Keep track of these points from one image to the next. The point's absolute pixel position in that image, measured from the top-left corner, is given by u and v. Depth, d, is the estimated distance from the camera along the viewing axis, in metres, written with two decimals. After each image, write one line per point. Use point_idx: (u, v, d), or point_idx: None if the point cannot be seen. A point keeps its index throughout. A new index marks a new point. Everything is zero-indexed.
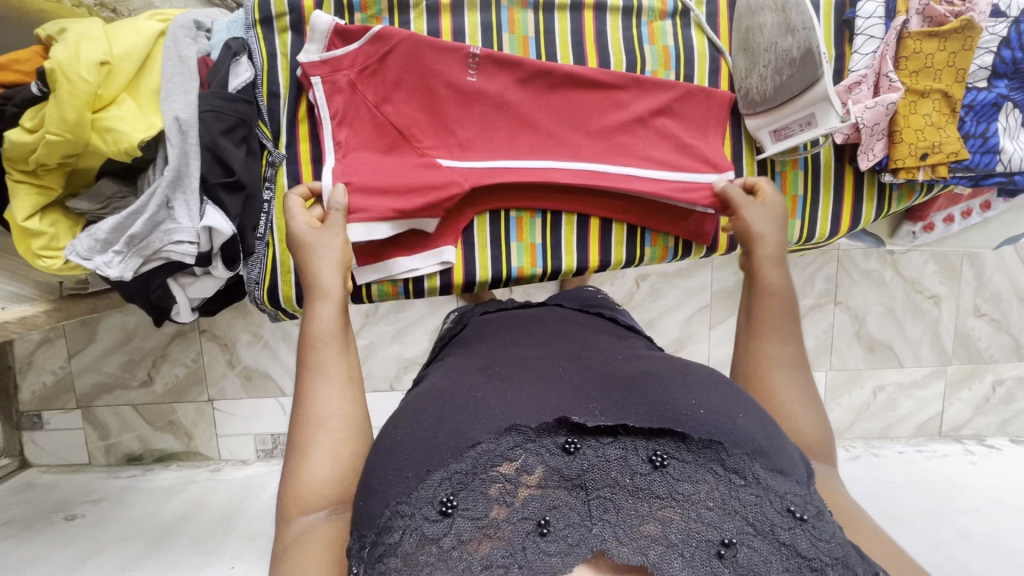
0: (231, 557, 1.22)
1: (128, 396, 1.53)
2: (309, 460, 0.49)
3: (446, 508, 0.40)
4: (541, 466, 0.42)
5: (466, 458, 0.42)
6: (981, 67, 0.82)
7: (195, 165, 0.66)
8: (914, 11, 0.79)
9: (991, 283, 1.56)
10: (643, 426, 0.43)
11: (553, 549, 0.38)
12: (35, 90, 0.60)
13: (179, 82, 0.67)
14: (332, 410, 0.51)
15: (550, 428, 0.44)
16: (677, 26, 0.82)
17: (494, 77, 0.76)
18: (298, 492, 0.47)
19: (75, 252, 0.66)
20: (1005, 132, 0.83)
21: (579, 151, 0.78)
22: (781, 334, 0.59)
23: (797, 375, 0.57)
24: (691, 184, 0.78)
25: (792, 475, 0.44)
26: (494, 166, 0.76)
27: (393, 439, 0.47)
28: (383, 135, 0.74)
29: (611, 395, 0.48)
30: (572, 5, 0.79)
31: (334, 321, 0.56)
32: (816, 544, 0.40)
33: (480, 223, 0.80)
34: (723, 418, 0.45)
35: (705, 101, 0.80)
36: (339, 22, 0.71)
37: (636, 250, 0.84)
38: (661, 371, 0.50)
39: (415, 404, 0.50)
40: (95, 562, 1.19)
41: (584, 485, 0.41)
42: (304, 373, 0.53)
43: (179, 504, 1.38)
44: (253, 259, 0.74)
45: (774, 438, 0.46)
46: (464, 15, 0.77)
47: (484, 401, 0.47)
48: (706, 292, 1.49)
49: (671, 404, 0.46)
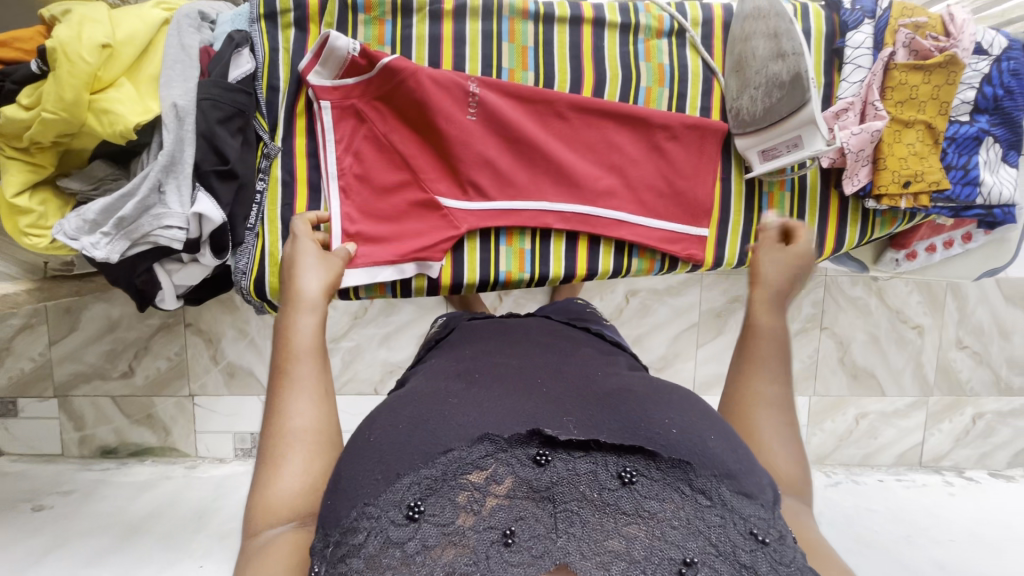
0: (201, 555, 1.20)
1: (108, 387, 1.51)
2: (279, 471, 0.48)
3: (413, 513, 0.39)
4: (511, 476, 0.41)
5: (437, 464, 0.41)
6: (964, 101, 0.85)
7: (189, 152, 0.67)
8: (901, 43, 0.82)
9: (973, 315, 1.58)
10: (616, 442, 0.43)
11: (516, 559, 0.37)
12: (35, 68, 0.61)
13: (179, 69, 0.67)
14: (304, 424, 0.50)
15: (522, 439, 0.42)
16: (672, 46, 0.84)
17: (495, 112, 0.77)
18: (264, 504, 0.46)
19: (61, 232, 0.66)
20: (985, 165, 0.87)
21: (576, 194, 0.81)
22: (770, 367, 0.60)
23: (783, 419, 0.57)
24: (677, 235, 0.85)
25: (757, 498, 0.43)
26: (494, 207, 0.79)
27: (366, 440, 0.46)
28: (389, 164, 0.77)
29: (585, 409, 0.48)
30: (572, 19, 0.81)
31: (314, 333, 0.56)
32: (775, 567, 0.39)
33: (471, 245, 0.81)
34: (696, 439, 0.44)
35: (698, 140, 0.83)
36: (354, 53, 0.71)
37: (624, 261, 0.85)
38: (637, 391, 0.50)
39: (391, 407, 0.50)
40: (60, 555, 1.16)
41: (552, 497, 0.40)
42: (278, 385, 0.52)
43: (151, 500, 1.35)
44: (242, 250, 0.74)
45: (745, 462, 0.45)
46: (466, 22, 0.78)
47: (459, 408, 0.46)
48: (695, 312, 1.50)
49: (643, 420, 0.46)
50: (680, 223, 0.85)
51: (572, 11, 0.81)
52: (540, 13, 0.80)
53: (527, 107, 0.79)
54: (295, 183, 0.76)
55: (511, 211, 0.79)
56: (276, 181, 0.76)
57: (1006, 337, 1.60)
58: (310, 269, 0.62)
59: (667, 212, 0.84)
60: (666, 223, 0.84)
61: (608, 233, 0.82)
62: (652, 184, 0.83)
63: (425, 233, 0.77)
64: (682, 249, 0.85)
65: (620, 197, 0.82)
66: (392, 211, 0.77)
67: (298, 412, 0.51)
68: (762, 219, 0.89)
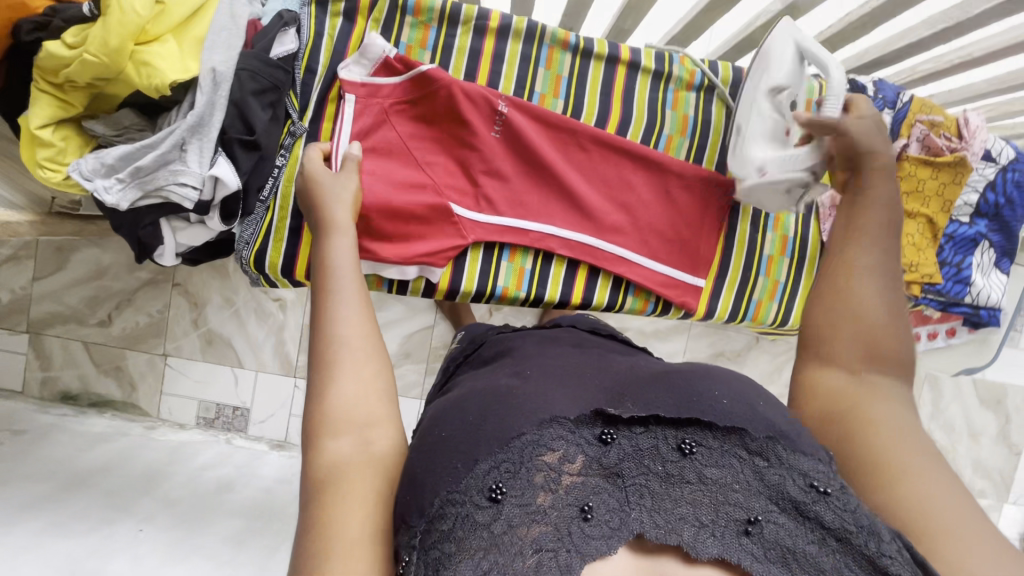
0: (144, 519, 1.16)
1: (82, 332, 1.51)
2: (331, 384, 0.46)
3: (495, 495, 0.39)
4: (581, 456, 0.42)
5: (513, 448, 0.41)
6: (967, 204, 0.90)
7: (218, 117, 0.67)
8: (915, 137, 0.85)
9: (946, 412, 1.62)
10: (675, 416, 0.43)
11: (596, 533, 0.39)
12: (86, 11, 0.62)
13: (225, 37, 0.68)
14: (350, 330, 0.49)
15: (586, 419, 0.43)
16: (699, 99, 0.86)
17: (520, 133, 0.79)
18: (321, 417, 0.45)
19: (77, 170, 0.66)
20: (978, 267, 0.92)
21: (584, 226, 0.83)
22: (872, 247, 0.53)
23: (886, 287, 0.51)
24: (676, 280, 0.86)
25: (815, 453, 0.43)
26: (503, 223, 0.80)
27: (438, 438, 0.44)
28: (404, 163, 0.77)
29: (647, 387, 0.46)
30: (608, 57, 0.83)
31: (348, 258, 0.55)
32: (841, 514, 0.39)
33: (474, 255, 0.82)
34: (744, 404, 0.44)
35: (708, 191, 0.84)
36: (389, 55, 0.74)
37: (618, 297, 0.87)
38: (680, 368, 0.48)
39: (456, 403, 0.47)
40: None
41: (621, 473, 0.42)
42: (319, 298, 0.51)
43: (104, 453, 1.30)
44: (249, 219, 0.75)
45: (795, 424, 0.44)
46: (507, 42, 0.81)
47: (528, 396, 0.45)
48: (678, 359, 1.52)
49: (697, 394, 0.45)
50: (679, 270, 0.86)
51: (610, 51, 0.83)
52: (580, 46, 0.82)
53: (550, 135, 0.81)
54: None
55: (518, 228, 0.81)
56: (296, 159, 0.77)
57: (975, 438, 1.64)
58: (338, 194, 0.63)
59: (670, 257, 0.86)
60: (668, 267, 0.86)
61: (610, 268, 0.84)
62: (660, 227, 0.85)
63: (431, 237, 0.78)
64: (679, 294, 0.87)
65: (626, 236, 0.84)
66: None
67: (345, 319, 0.49)
68: (758, 281, 0.91)
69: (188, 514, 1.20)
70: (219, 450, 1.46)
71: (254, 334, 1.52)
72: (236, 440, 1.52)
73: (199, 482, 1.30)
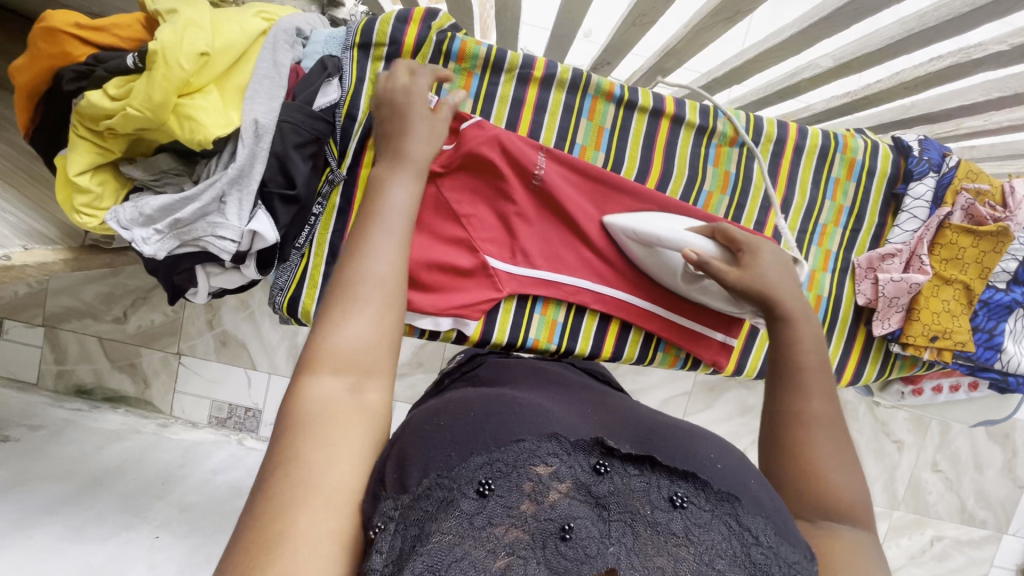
0: (160, 525, 1.10)
1: (98, 327, 1.51)
2: (340, 325, 0.44)
3: (484, 490, 0.38)
4: (571, 477, 0.41)
5: (509, 450, 0.41)
6: (1004, 270, 0.88)
7: (259, 168, 0.66)
8: (959, 206, 0.84)
9: (953, 443, 1.64)
10: (671, 467, 0.43)
11: (570, 554, 0.36)
12: (129, 62, 0.59)
13: (267, 86, 0.66)
14: (386, 272, 0.47)
15: (585, 446, 0.43)
16: (741, 156, 0.84)
17: (556, 185, 0.78)
18: (318, 353, 0.43)
19: (116, 219, 0.66)
20: (1011, 334, 0.91)
21: (617, 280, 0.82)
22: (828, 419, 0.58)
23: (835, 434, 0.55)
24: (699, 334, 0.85)
25: (801, 549, 0.43)
26: (539, 276, 0.80)
27: (435, 424, 0.44)
28: (447, 219, 0.76)
29: (631, 438, 0.49)
30: (653, 110, 0.81)
31: (408, 199, 0.51)
32: None
33: (507, 306, 0.81)
34: (738, 479, 0.46)
35: None
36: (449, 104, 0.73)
37: (648, 351, 0.87)
38: (665, 428, 0.50)
39: (456, 402, 0.48)
40: (7, 501, 0.99)
41: (606, 506, 0.40)
42: (364, 224, 0.48)
43: (117, 453, 1.25)
44: (285, 266, 0.76)
45: (783, 515, 0.45)
46: (550, 92, 0.79)
47: (531, 408, 0.46)
48: (689, 380, 1.52)
49: (690, 455, 0.47)
50: (702, 324, 0.85)
51: (654, 103, 0.81)
52: (624, 98, 0.80)
53: (588, 187, 0.80)
54: (351, 213, 0.77)
55: (553, 282, 0.80)
56: (332, 209, 0.76)
57: (979, 470, 1.66)
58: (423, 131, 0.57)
59: (694, 313, 0.85)
60: (694, 324, 0.85)
61: (641, 322, 0.83)
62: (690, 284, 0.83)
63: (472, 292, 0.77)
64: (704, 349, 0.85)
65: (653, 290, 0.83)
66: (444, 279, 0.76)
67: (378, 260, 0.47)
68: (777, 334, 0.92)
69: (205, 522, 1.16)
70: (231, 451, 1.45)
71: (268, 337, 1.52)
72: (247, 441, 1.53)
73: (212, 488, 1.27)
